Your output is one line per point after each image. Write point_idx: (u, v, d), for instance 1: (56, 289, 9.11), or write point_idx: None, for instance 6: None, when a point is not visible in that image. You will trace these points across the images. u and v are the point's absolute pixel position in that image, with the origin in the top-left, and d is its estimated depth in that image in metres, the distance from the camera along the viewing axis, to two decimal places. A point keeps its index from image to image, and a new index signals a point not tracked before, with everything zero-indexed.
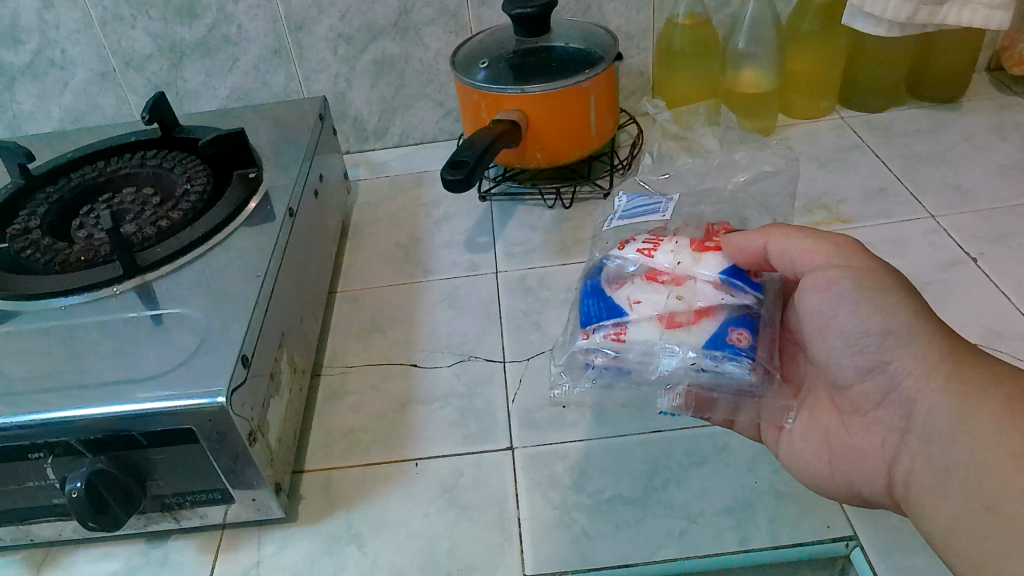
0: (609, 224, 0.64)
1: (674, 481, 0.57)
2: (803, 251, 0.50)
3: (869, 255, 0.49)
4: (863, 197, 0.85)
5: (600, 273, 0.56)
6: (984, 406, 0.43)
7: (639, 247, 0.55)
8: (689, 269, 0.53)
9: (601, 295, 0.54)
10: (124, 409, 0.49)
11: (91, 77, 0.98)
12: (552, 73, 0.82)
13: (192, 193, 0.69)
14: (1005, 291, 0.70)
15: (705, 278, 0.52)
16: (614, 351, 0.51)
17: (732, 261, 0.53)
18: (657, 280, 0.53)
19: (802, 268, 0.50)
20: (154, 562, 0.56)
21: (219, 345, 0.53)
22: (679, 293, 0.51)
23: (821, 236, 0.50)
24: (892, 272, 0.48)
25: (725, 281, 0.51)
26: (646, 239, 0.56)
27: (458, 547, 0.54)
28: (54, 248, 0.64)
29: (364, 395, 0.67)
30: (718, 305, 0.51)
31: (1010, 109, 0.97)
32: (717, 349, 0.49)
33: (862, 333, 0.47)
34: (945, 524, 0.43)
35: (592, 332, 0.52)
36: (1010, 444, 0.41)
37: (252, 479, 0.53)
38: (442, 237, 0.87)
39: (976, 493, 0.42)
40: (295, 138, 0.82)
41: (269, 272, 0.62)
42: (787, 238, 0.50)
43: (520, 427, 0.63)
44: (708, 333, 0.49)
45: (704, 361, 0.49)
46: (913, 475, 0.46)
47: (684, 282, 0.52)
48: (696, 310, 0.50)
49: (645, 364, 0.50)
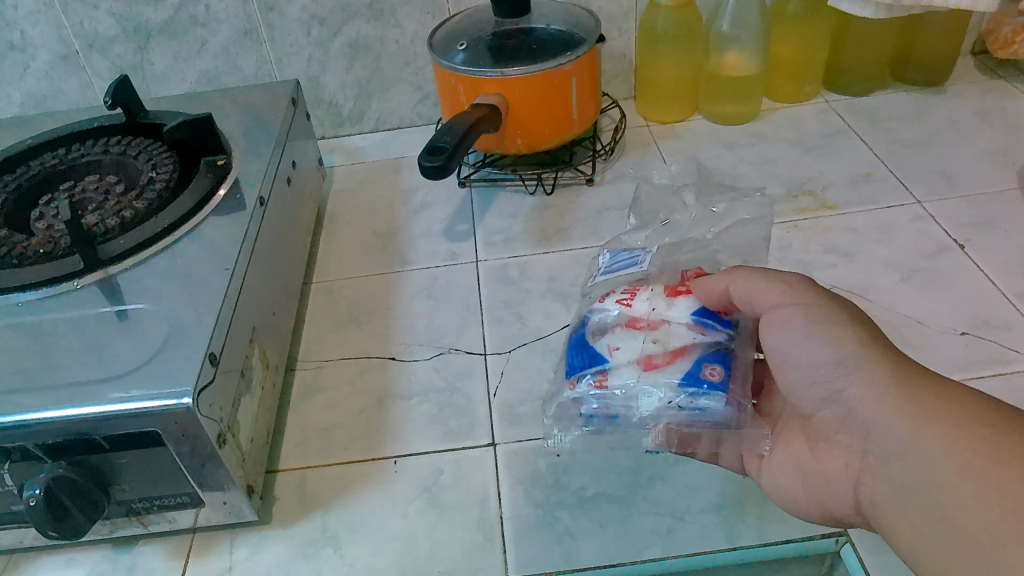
0: (595, 280, 0.63)
1: (659, 477, 0.56)
2: (759, 290, 0.49)
3: (819, 291, 0.48)
4: (848, 183, 0.84)
5: (583, 327, 0.55)
6: (932, 424, 0.41)
7: (618, 298, 0.54)
8: (663, 313, 0.51)
9: (583, 347, 0.53)
10: (83, 412, 0.46)
11: (53, 60, 0.94)
12: (532, 56, 0.79)
13: (158, 182, 0.66)
14: (993, 279, 0.69)
15: (679, 320, 0.51)
16: (598, 399, 0.50)
17: (704, 303, 0.52)
18: (635, 327, 0.52)
19: (761, 309, 0.49)
20: (121, 568, 0.54)
21: (186, 342, 0.51)
22: (656, 338, 0.50)
23: (774, 275, 0.49)
24: (842, 304, 0.47)
25: (698, 320, 0.50)
26: (624, 290, 0.55)
27: (438, 548, 0.53)
28: (11, 240, 0.61)
29: (340, 391, 0.65)
30: (692, 344, 0.50)
31: (995, 94, 0.96)
32: (691, 387, 0.47)
33: (816, 366, 0.46)
34: (911, 544, 0.41)
35: (576, 382, 0.51)
36: (960, 459, 0.40)
37: (222, 482, 0.51)
38: (420, 225, 0.85)
39: (936, 509, 0.40)
40: (266, 123, 0.79)
41: (239, 264, 0.59)
42: (745, 278, 0.49)
43: (501, 422, 0.61)
44: (684, 371, 0.48)
45: (681, 399, 0.48)
46: (877, 499, 0.44)
47: (659, 326, 0.51)
48: (673, 351, 0.49)
49: (627, 408, 0.49)
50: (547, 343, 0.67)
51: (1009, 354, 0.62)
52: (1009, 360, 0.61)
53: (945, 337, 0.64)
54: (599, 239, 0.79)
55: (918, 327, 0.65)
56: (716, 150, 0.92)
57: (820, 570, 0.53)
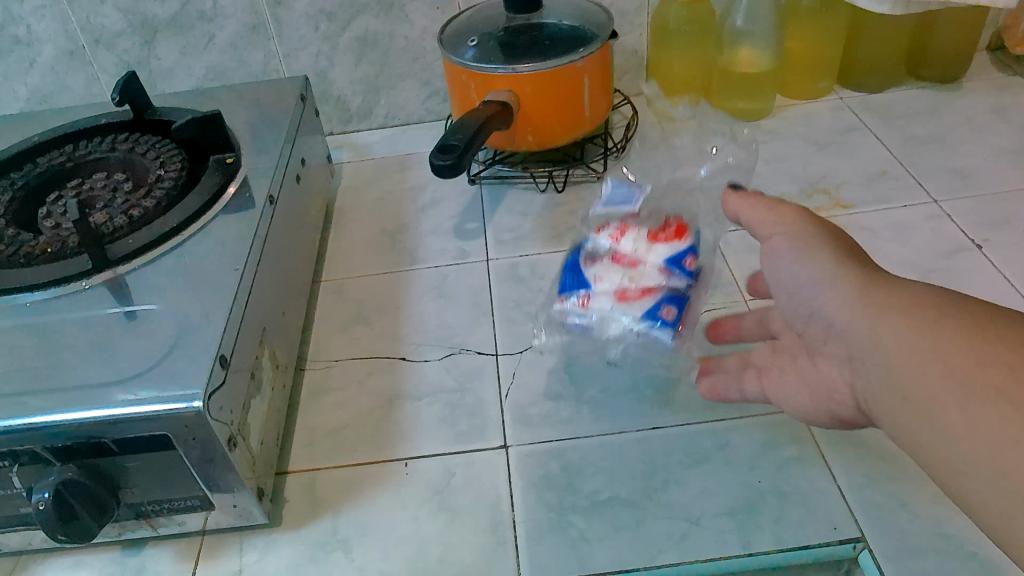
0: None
1: (673, 481, 0.55)
2: (757, 217, 0.49)
3: (805, 218, 0.47)
4: (863, 181, 0.82)
5: (578, 251, 0.62)
6: (895, 318, 0.41)
7: (609, 233, 0.61)
8: (643, 255, 0.59)
9: (577, 269, 0.59)
10: (92, 416, 0.46)
11: (59, 56, 0.93)
12: (543, 52, 0.78)
13: (166, 179, 0.65)
14: (1011, 279, 0.68)
15: (653, 264, 0.58)
16: (579, 317, 0.57)
17: (678, 251, 0.58)
18: (619, 262, 0.59)
19: (759, 235, 0.49)
20: (130, 570, 0.53)
21: (195, 344, 0.50)
22: (635, 274, 0.57)
23: (768, 204, 0.49)
24: (825, 227, 0.47)
25: (667, 267, 0.57)
26: (617, 226, 0.62)
27: (449, 553, 0.52)
28: (18, 239, 0.60)
29: (349, 391, 0.64)
30: (659, 284, 0.56)
31: (1011, 90, 0.95)
32: (648, 317, 0.54)
33: (800, 284, 0.46)
34: (895, 429, 0.41)
35: (565, 300, 0.58)
36: (914, 342, 0.40)
37: (232, 486, 0.50)
38: (429, 223, 0.84)
39: (902, 392, 0.40)
40: (274, 120, 0.78)
41: (248, 264, 0.58)
42: (744, 202, 0.50)
43: (513, 424, 0.60)
44: (648, 304, 0.55)
45: (640, 326, 0.55)
46: (864, 395, 0.43)
47: (637, 266, 0.58)
48: (645, 285, 0.56)
49: (599, 328, 0.56)
50: None
51: None
52: None
53: None
54: None
55: None
56: None
57: None
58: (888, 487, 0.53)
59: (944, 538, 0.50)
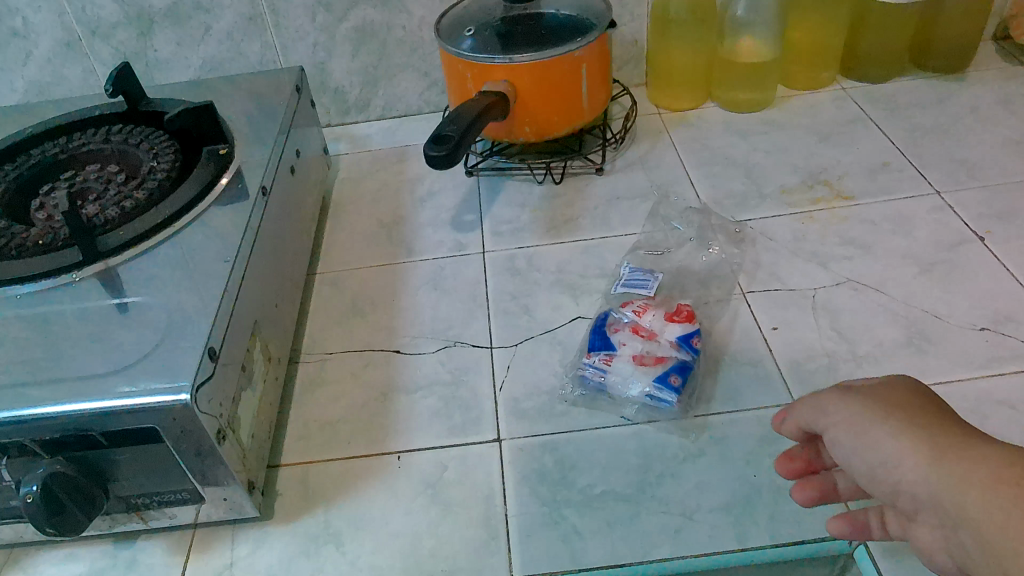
0: (614, 290, 0.68)
1: (668, 475, 0.54)
2: (847, 424, 0.35)
3: (851, 392, 0.37)
4: (865, 172, 0.81)
5: (603, 318, 0.64)
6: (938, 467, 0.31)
7: (634, 308, 0.64)
8: (659, 338, 0.61)
9: (600, 332, 0.63)
10: (80, 408, 0.45)
11: (56, 47, 0.93)
12: (541, 41, 0.77)
13: (159, 171, 0.65)
14: (1014, 271, 0.67)
15: (666, 344, 0.60)
16: (599, 369, 0.60)
17: (690, 332, 0.61)
18: (636, 338, 0.61)
19: (819, 421, 0.37)
20: (122, 564, 0.53)
21: (185, 336, 0.50)
22: (654, 345, 0.61)
23: (850, 396, 0.36)
24: (875, 384, 0.37)
25: (678, 346, 0.60)
26: (641, 304, 0.64)
27: (441, 548, 0.51)
28: (11, 230, 0.60)
29: (344, 384, 0.64)
30: (669, 357, 0.59)
31: (1017, 80, 0.93)
32: (659, 383, 0.57)
33: (849, 466, 0.36)
34: None
35: (590, 354, 0.61)
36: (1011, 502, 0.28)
37: (223, 478, 0.50)
38: (426, 215, 0.83)
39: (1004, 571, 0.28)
40: (270, 111, 0.77)
41: (240, 255, 0.58)
42: (828, 408, 0.37)
43: (508, 417, 0.60)
44: (659, 372, 0.58)
45: (649, 392, 0.58)
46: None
47: (653, 345, 0.61)
48: (659, 357, 0.59)
49: (616, 387, 0.59)
50: (555, 336, 0.66)
51: None
52: None
53: (965, 333, 0.62)
54: (609, 230, 0.77)
55: (937, 322, 0.63)
56: (729, 138, 0.90)
57: None
58: None
59: None
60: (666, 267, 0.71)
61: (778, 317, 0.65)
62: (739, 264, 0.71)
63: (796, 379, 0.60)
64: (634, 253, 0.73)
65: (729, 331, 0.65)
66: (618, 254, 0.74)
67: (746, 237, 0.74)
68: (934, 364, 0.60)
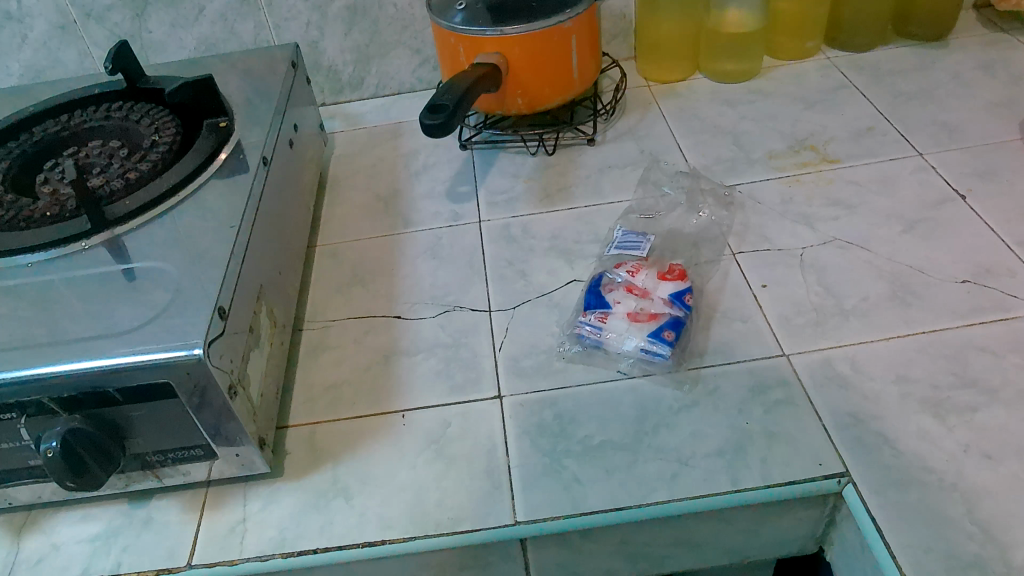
0: (607, 253, 0.70)
1: (663, 425, 0.56)
2: None
3: None
4: (851, 136, 0.83)
5: (598, 278, 0.66)
6: None
7: (628, 269, 0.66)
8: (652, 295, 0.63)
9: (596, 291, 0.65)
10: (95, 366, 0.47)
11: (51, 30, 0.94)
12: (531, 13, 0.79)
13: (160, 144, 0.66)
14: (994, 227, 0.69)
15: (659, 301, 0.63)
16: (597, 327, 0.62)
17: (682, 290, 0.63)
18: (631, 296, 0.64)
19: None
20: (137, 521, 0.55)
21: (193, 298, 0.52)
22: (648, 303, 0.63)
23: None
24: None
25: (671, 303, 0.62)
26: (634, 264, 0.67)
27: (447, 497, 0.53)
28: (18, 204, 0.61)
29: (347, 349, 0.66)
30: (663, 313, 0.62)
31: (998, 46, 0.95)
32: (653, 338, 0.60)
33: None
34: None
35: (587, 312, 0.63)
36: None
37: (234, 435, 0.52)
38: (422, 188, 0.85)
39: None
40: (267, 88, 0.79)
41: (244, 223, 0.60)
42: None
43: (507, 375, 0.62)
44: (653, 329, 0.60)
45: (644, 348, 0.60)
46: None
47: (647, 302, 0.63)
48: (652, 314, 0.62)
49: (613, 344, 0.61)
50: (551, 299, 0.68)
51: (1011, 301, 0.62)
52: (1010, 307, 0.61)
53: (947, 285, 0.64)
54: (602, 197, 0.79)
55: (920, 276, 0.65)
56: (718, 107, 0.91)
57: (823, 512, 0.54)
58: (872, 426, 0.54)
59: (927, 471, 0.51)
60: (658, 231, 0.73)
61: (767, 276, 0.67)
62: (729, 226, 0.73)
63: (785, 332, 0.62)
64: (627, 219, 0.75)
65: (720, 289, 0.67)
66: (611, 220, 0.75)
67: (736, 201, 0.76)
68: (917, 315, 0.62)
